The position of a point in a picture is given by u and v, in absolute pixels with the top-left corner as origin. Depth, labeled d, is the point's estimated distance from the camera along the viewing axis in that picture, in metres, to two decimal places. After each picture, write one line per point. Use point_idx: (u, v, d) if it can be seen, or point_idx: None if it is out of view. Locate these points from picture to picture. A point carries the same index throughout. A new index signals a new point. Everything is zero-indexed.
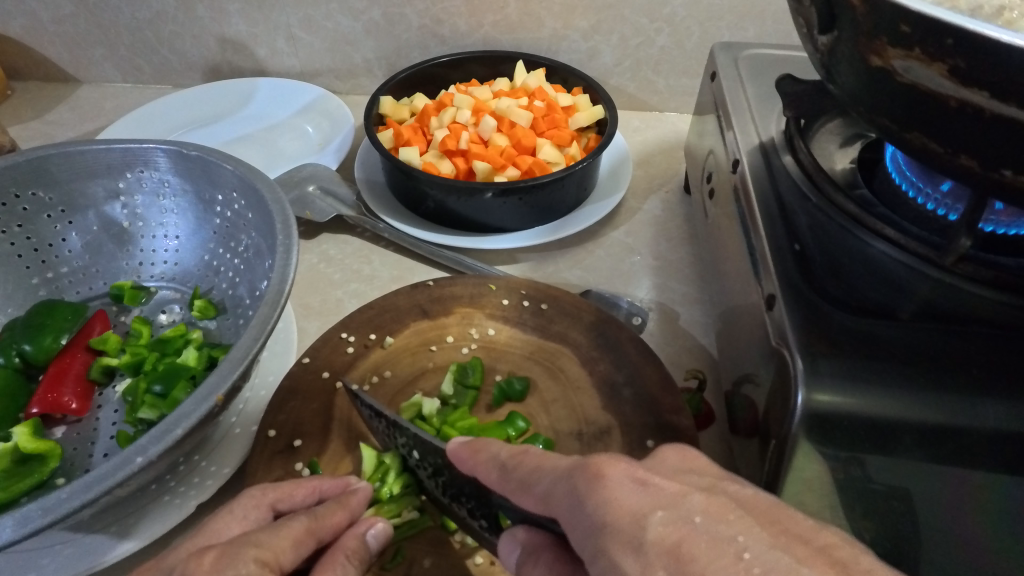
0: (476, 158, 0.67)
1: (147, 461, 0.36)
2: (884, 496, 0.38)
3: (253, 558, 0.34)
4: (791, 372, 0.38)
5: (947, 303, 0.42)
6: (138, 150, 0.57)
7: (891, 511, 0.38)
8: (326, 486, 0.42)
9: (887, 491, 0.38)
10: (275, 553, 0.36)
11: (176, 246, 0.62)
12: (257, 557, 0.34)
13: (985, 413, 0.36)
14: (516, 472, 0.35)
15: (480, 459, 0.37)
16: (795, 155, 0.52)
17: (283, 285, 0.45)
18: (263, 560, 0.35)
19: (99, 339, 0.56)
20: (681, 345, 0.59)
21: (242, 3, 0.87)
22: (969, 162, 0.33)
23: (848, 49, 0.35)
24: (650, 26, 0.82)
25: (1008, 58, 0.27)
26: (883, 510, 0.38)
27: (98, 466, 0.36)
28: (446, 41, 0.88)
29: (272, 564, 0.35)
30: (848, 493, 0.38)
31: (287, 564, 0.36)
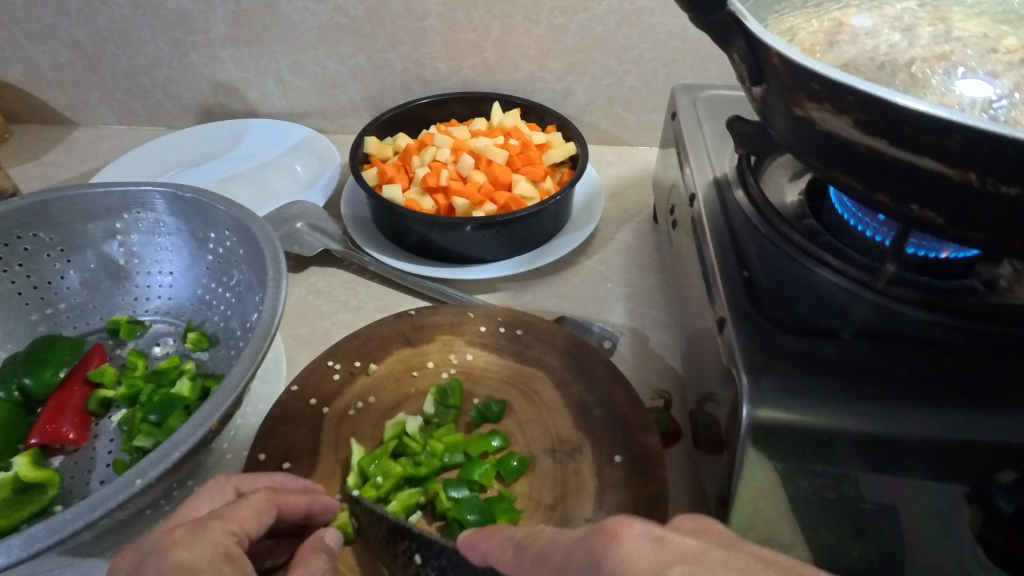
0: (456, 194, 0.71)
1: (146, 484, 0.39)
2: (831, 500, 0.42)
3: (220, 529, 0.37)
4: (738, 390, 0.42)
5: (882, 323, 0.46)
6: (136, 193, 0.61)
7: (856, 519, 0.42)
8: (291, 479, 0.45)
9: (875, 511, 0.42)
10: (240, 523, 0.38)
11: (170, 282, 0.66)
12: (223, 529, 0.37)
13: (913, 422, 0.40)
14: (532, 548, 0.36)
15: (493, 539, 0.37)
16: (747, 190, 0.57)
17: (273, 317, 0.48)
18: (229, 530, 0.37)
19: (96, 372, 0.58)
20: (651, 367, 0.63)
21: (235, 50, 0.92)
22: (884, 198, 0.37)
23: (776, 100, 0.40)
24: (619, 67, 0.88)
25: (898, 113, 0.31)
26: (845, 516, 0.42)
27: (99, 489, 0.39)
28: (428, 83, 0.93)
29: (238, 534, 0.38)
30: (833, 510, 0.42)
31: (255, 531, 0.39)
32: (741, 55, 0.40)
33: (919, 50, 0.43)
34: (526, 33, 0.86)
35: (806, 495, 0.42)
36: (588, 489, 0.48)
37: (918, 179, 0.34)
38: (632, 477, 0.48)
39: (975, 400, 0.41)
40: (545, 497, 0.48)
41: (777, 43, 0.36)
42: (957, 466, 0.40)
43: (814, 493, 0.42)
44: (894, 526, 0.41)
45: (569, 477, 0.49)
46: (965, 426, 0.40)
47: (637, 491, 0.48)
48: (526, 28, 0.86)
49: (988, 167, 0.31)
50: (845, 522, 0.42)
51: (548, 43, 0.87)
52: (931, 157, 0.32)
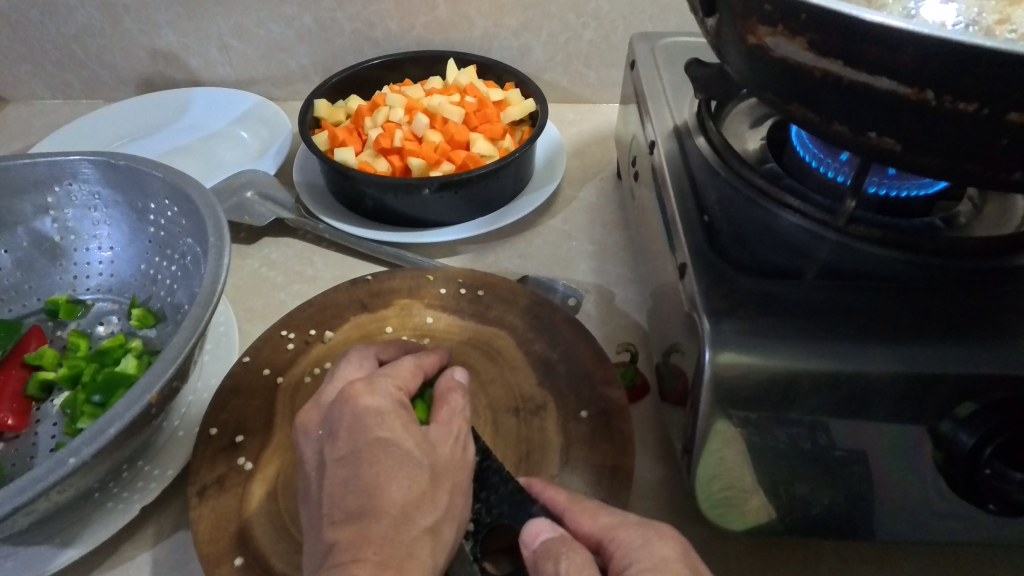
0: (411, 155, 0.69)
1: (81, 462, 0.37)
2: (806, 449, 0.41)
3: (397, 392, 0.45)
4: (700, 335, 0.41)
5: (844, 262, 0.45)
6: (65, 163, 0.57)
7: (832, 466, 0.42)
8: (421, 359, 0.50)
9: (849, 457, 0.41)
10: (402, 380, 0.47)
11: (111, 258, 0.62)
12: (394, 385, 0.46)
13: (873, 357, 0.39)
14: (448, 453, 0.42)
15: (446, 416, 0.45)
16: (707, 137, 0.55)
17: (216, 284, 0.45)
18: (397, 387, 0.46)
19: (35, 355, 0.55)
20: (617, 323, 0.62)
21: (171, 14, 0.87)
22: (841, 128, 0.36)
23: (730, 31, 0.38)
24: (577, 21, 0.85)
25: (852, 31, 0.30)
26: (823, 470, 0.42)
27: (32, 470, 0.36)
28: (380, 43, 0.89)
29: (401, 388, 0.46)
30: (796, 454, 0.42)
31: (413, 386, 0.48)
32: None
33: None
34: None
35: (783, 446, 0.41)
36: (553, 446, 0.47)
37: (874, 102, 0.33)
38: (598, 432, 0.47)
39: (937, 332, 0.41)
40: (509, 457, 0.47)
41: None
42: (919, 401, 0.40)
43: (791, 444, 0.41)
44: (859, 462, 0.42)
45: (533, 435, 0.48)
46: (928, 357, 0.40)
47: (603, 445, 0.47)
48: None
49: (943, 82, 0.30)
50: (818, 467, 0.42)
51: None
52: (886, 77, 0.31)
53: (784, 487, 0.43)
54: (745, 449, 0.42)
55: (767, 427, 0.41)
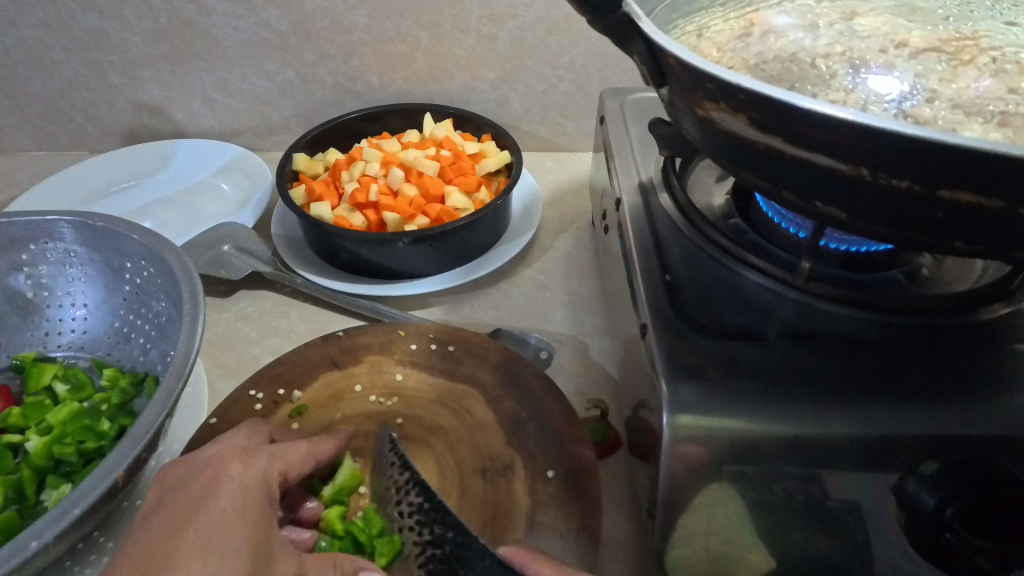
0: (386, 210, 0.69)
1: (42, 545, 0.37)
2: (800, 502, 0.41)
3: None
4: (660, 396, 0.41)
5: (803, 322, 0.46)
6: (40, 223, 0.57)
7: (827, 521, 0.41)
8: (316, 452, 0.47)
9: (844, 507, 0.41)
10: None
11: (84, 315, 0.62)
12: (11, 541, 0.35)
13: (833, 420, 0.40)
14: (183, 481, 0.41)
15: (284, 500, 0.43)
16: (671, 195, 0.56)
17: (189, 355, 0.46)
18: None
19: (2, 417, 0.54)
20: (590, 376, 0.62)
21: (156, 70, 0.89)
22: (790, 196, 0.37)
23: (680, 101, 0.39)
24: (552, 74, 0.88)
25: (789, 114, 0.31)
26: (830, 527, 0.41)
27: None
28: (361, 96, 0.91)
29: None
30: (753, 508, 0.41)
31: None
32: (643, 57, 0.39)
33: (820, 45, 0.43)
34: (456, 42, 0.85)
35: (779, 500, 0.41)
36: (519, 509, 0.47)
37: (816, 175, 0.34)
38: (565, 493, 0.47)
39: (896, 393, 0.41)
40: (474, 520, 0.46)
41: (673, 45, 0.35)
42: (880, 460, 0.40)
43: (786, 497, 0.41)
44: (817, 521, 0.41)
45: (500, 497, 0.47)
46: (886, 419, 0.40)
47: (571, 506, 0.46)
48: (456, 38, 0.85)
49: (877, 161, 0.31)
50: (818, 523, 0.41)
51: (479, 52, 0.86)
52: (824, 154, 0.32)
53: (779, 535, 0.42)
54: (736, 508, 0.41)
55: (729, 489, 0.41)
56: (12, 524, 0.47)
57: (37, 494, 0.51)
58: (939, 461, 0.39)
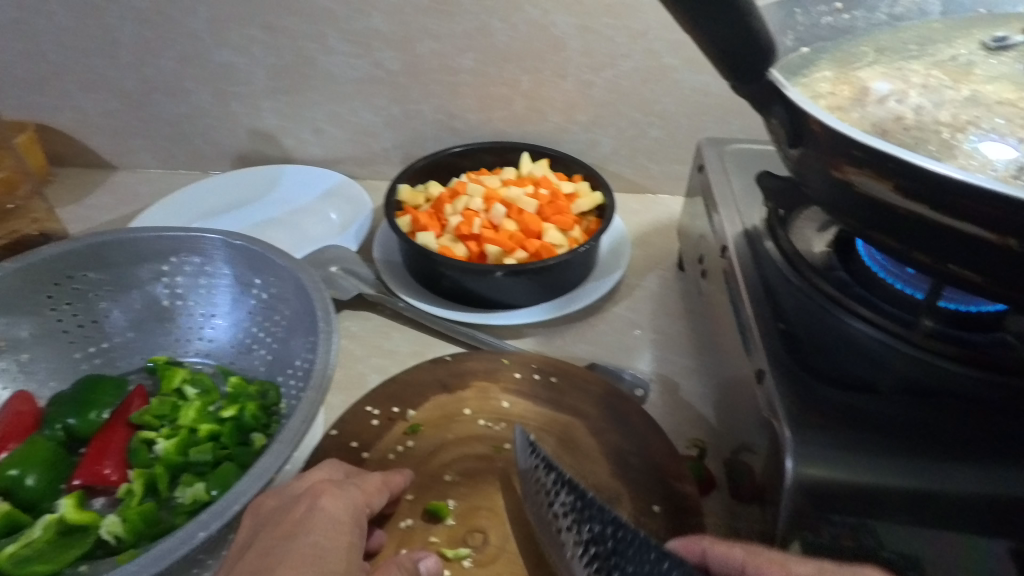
0: (488, 242, 0.73)
1: (207, 536, 0.41)
2: (850, 550, 0.42)
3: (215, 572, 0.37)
4: (783, 443, 0.42)
5: (920, 376, 0.46)
6: (186, 238, 0.63)
7: None
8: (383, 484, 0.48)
9: (900, 560, 0.41)
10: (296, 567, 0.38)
11: (213, 325, 0.67)
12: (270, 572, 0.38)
13: (959, 477, 0.40)
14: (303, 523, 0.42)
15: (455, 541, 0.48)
16: (776, 242, 0.59)
17: (326, 370, 0.51)
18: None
19: (138, 414, 0.59)
20: (684, 415, 0.63)
21: (274, 101, 0.96)
22: (922, 257, 0.39)
23: (814, 162, 0.41)
24: (644, 120, 0.91)
25: (939, 184, 0.33)
26: None
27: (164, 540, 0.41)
28: (458, 132, 0.97)
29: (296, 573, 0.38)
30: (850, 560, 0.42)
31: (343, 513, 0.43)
32: (781, 120, 0.42)
33: (943, 114, 0.45)
34: (554, 87, 0.90)
35: (824, 543, 0.42)
36: None
37: (959, 242, 0.35)
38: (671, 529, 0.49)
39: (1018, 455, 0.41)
40: None
41: (817, 111, 0.38)
42: (1002, 521, 0.40)
43: (832, 541, 0.42)
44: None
45: None
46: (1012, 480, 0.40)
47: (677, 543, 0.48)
48: (554, 83, 0.89)
49: None
50: None
51: (576, 96, 0.90)
52: (971, 222, 0.34)
53: None
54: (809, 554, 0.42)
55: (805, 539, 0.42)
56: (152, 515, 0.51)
57: (169, 489, 0.55)
58: None
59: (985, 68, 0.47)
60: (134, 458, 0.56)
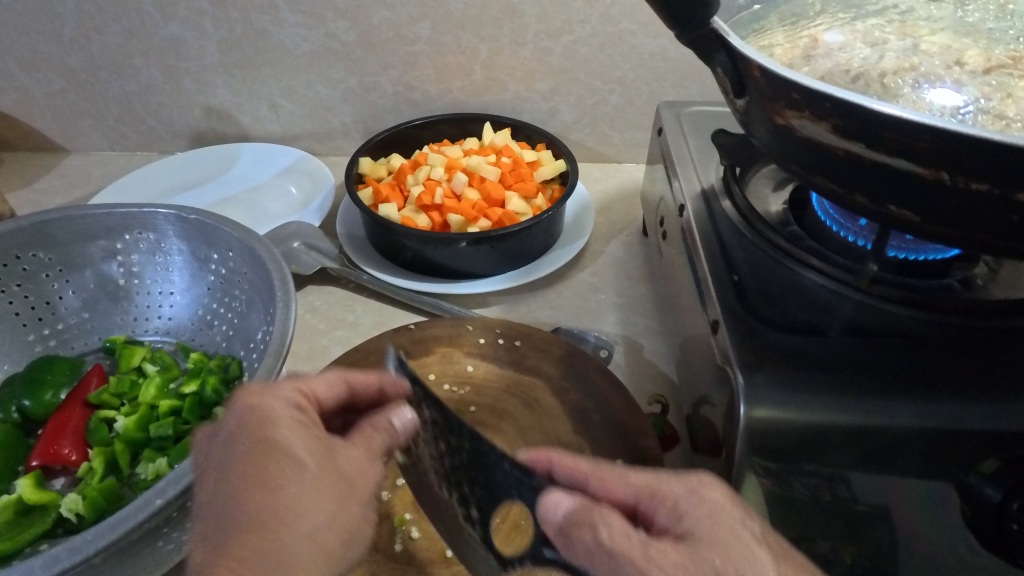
0: (450, 211, 0.73)
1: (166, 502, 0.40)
2: (825, 501, 0.41)
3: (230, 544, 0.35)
4: (733, 387, 0.43)
5: (866, 320, 0.48)
6: (138, 214, 0.61)
7: (857, 520, 0.41)
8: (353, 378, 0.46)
9: (871, 510, 0.41)
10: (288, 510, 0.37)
11: (171, 302, 0.65)
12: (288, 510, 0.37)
13: (899, 412, 0.42)
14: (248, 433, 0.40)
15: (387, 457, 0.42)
16: (733, 200, 0.59)
17: (285, 336, 0.50)
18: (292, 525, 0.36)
19: (95, 394, 0.57)
20: (646, 374, 0.64)
21: (227, 76, 0.94)
22: (862, 200, 0.40)
23: (758, 110, 0.42)
24: (603, 87, 0.91)
25: (872, 120, 0.34)
26: (871, 529, 0.41)
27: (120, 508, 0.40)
28: (418, 105, 0.95)
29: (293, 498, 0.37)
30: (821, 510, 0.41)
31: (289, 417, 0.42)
32: (725, 68, 0.42)
33: (887, 63, 0.45)
34: (513, 55, 0.89)
35: (799, 496, 0.42)
36: None
37: (893, 179, 0.36)
38: None
39: (955, 389, 0.43)
40: None
41: (758, 56, 0.38)
42: (942, 454, 0.42)
43: (808, 494, 0.42)
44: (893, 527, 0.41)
45: None
46: (948, 414, 0.42)
47: None
48: (512, 51, 0.88)
49: (958, 165, 0.33)
50: (846, 525, 0.41)
51: (534, 64, 0.90)
52: (904, 158, 0.34)
53: (804, 544, 0.42)
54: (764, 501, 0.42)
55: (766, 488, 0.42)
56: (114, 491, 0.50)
57: (130, 467, 0.54)
58: (997, 460, 0.41)
59: (925, 16, 0.48)
60: (93, 437, 0.54)
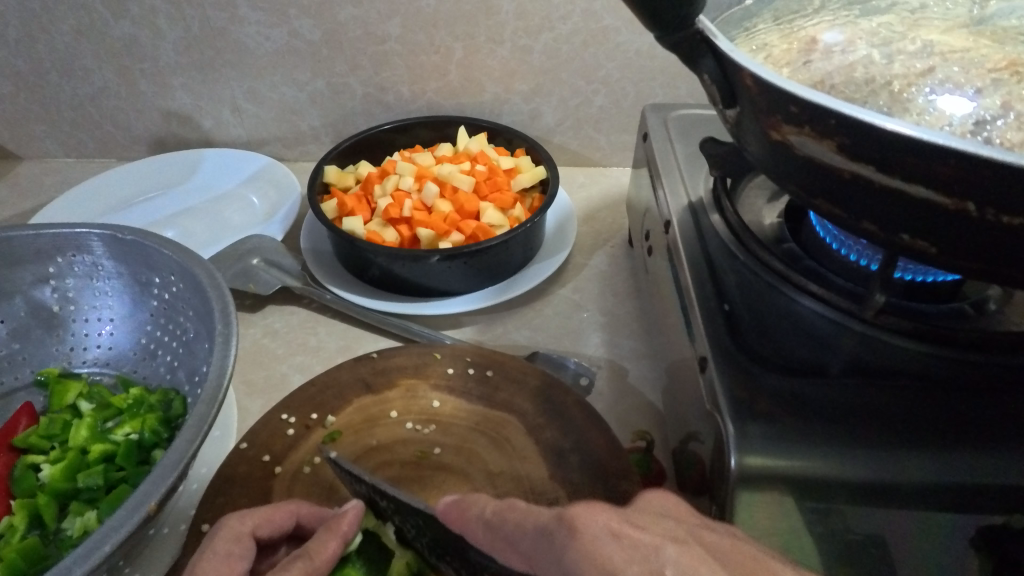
0: (419, 225, 0.68)
1: None
2: (828, 539, 0.38)
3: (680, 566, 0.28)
4: (724, 435, 0.38)
5: (871, 357, 0.43)
6: (70, 235, 0.55)
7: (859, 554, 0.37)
8: (303, 509, 0.44)
9: (873, 544, 0.37)
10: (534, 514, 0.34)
11: (110, 330, 0.60)
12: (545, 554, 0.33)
13: (914, 465, 0.37)
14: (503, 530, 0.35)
15: (467, 517, 0.36)
16: (723, 215, 0.54)
17: (222, 378, 0.44)
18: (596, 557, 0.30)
19: (21, 436, 0.52)
20: (631, 403, 0.59)
21: (186, 78, 0.88)
22: (871, 227, 0.34)
23: (751, 123, 0.37)
24: (588, 87, 0.85)
25: (886, 140, 0.29)
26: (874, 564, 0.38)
27: None
28: (391, 107, 0.90)
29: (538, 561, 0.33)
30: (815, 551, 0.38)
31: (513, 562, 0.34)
32: (712, 77, 0.37)
33: (897, 68, 0.40)
34: (490, 54, 0.83)
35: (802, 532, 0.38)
36: None
37: (907, 207, 0.31)
38: None
39: (975, 438, 0.38)
40: None
41: (749, 63, 0.33)
42: (965, 504, 0.37)
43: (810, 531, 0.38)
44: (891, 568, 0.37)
45: None
46: (967, 466, 0.37)
47: None
48: (490, 50, 0.83)
49: (985, 194, 0.28)
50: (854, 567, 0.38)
51: (514, 64, 0.84)
52: (923, 185, 0.30)
53: None
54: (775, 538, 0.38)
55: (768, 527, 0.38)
56: (35, 552, 0.45)
57: (57, 521, 0.48)
58: None
59: (939, 13, 0.43)
60: (17, 486, 0.50)
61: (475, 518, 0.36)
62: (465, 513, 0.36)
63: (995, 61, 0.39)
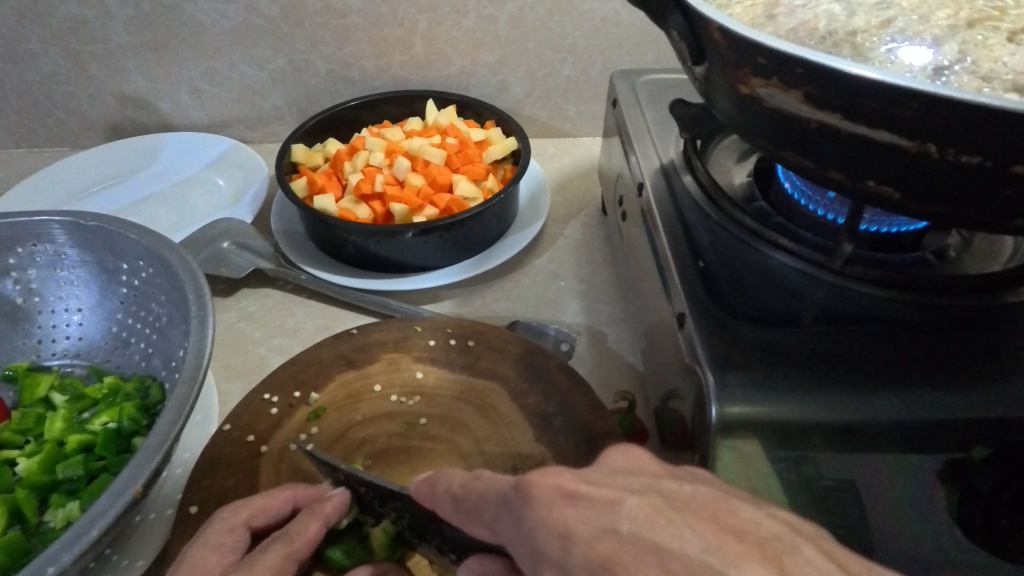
0: (392, 200, 0.67)
1: (59, 571, 0.35)
2: (794, 480, 0.40)
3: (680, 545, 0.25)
4: (704, 387, 0.40)
5: (841, 306, 0.44)
6: (29, 224, 0.53)
7: (820, 495, 0.40)
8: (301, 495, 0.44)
9: (835, 485, 0.40)
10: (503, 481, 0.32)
11: (79, 320, 0.58)
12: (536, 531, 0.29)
13: (883, 404, 0.39)
14: (467, 501, 0.33)
15: (436, 492, 0.35)
16: (694, 175, 0.54)
17: (200, 360, 0.43)
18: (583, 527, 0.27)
19: None
20: (611, 366, 0.60)
21: (140, 60, 0.85)
22: (838, 176, 0.35)
23: (719, 78, 0.37)
24: (555, 56, 0.85)
25: (851, 85, 0.30)
26: (839, 502, 0.40)
27: None
28: (356, 83, 0.88)
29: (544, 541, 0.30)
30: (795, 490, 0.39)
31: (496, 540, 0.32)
32: (679, 32, 0.37)
33: (857, 21, 0.40)
34: (455, 25, 0.82)
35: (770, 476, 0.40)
36: None
37: (873, 154, 0.32)
38: None
39: (939, 376, 0.40)
40: None
41: (716, 15, 0.33)
42: (932, 439, 0.39)
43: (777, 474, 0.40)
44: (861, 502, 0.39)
45: None
46: (933, 403, 0.39)
47: None
48: (454, 21, 0.82)
49: (946, 135, 0.29)
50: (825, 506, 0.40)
51: (479, 35, 0.83)
52: (887, 131, 0.31)
53: None
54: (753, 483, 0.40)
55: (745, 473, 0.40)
56: (18, 546, 0.44)
57: (38, 515, 0.48)
58: (989, 447, 0.39)
59: None
60: None
61: (445, 491, 0.34)
62: (434, 488, 0.35)
63: (951, 10, 0.40)
